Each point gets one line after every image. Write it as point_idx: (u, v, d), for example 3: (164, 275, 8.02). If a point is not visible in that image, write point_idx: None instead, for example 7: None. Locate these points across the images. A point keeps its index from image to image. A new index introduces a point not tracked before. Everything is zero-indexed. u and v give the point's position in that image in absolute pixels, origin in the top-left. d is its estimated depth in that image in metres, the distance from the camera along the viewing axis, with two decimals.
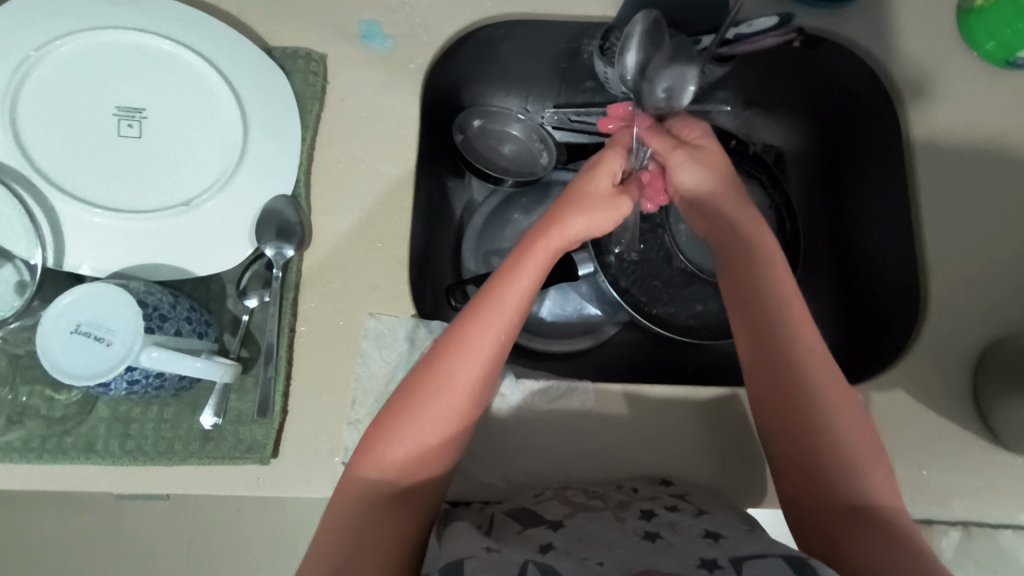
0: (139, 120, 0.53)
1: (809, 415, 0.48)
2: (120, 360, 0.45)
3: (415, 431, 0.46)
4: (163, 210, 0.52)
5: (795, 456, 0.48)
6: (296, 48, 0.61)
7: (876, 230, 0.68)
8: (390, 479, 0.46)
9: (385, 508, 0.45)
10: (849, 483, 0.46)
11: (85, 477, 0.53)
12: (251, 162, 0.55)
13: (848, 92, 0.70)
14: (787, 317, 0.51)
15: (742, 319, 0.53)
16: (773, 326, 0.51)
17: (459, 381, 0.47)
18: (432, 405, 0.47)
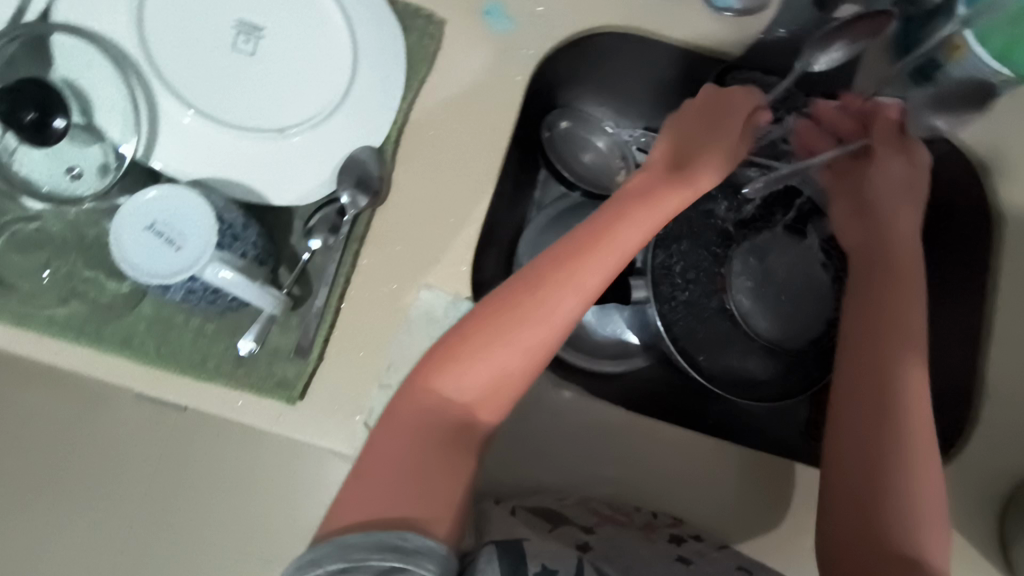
0: (256, 38, 0.52)
1: (897, 437, 0.45)
2: (186, 267, 0.45)
3: (495, 355, 0.44)
4: (258, 132, 0.52)
5: (864, 465, 0.45)
6: (419, 7, 0.61)
7: (934, 339, 0.65)
8: (452, 402, 0.44)
9: (451, 448, 0.42)
10: (905, 534, 0.43)
11: (114, 369, 0.54)
12: (351, 108, 0.55)
13: (944, 200, 0.67)
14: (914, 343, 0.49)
15: (862, 323, 0.51)
16: (884, 361, 0.48)
17: (549, 316, 0.45)
18: (522, 339, 0.44)
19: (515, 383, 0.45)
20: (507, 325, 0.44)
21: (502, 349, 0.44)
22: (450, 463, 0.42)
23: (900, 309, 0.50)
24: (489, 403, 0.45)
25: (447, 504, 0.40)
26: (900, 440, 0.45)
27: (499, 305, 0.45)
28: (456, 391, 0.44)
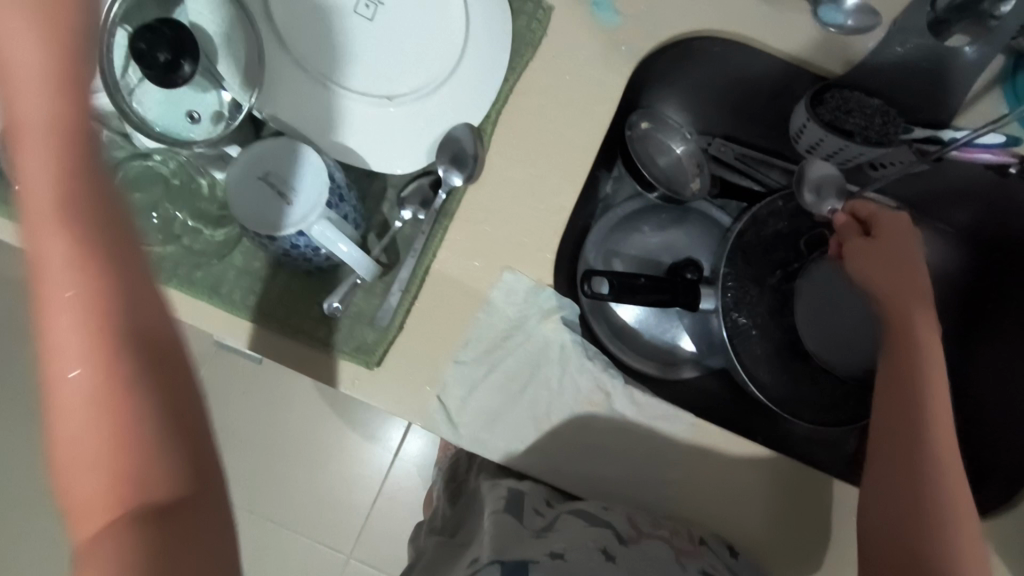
0: (376, 6, 0.53)
1: (933, 499, 0.50)
2: (293, 222, 0.45)
3: (79, 404, 0.32)
4: (363, 97, 0.53)
5: (905, 532, 0.50)
6: None
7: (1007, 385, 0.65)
8: (104, 433, 0.32)
9: (141, 529, 0.31)
10: (938, 554, 0.48)
11: (198, 314, 0.54)
12: (455, 84, 0.55)
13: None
14: (935, 414, 0.53)
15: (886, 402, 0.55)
16: (921, 409, 0.53)
17: (42, 257, 0.32)
18: (66, 318, 0.32)
19: (115, 434, 0.32)
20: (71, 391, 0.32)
21: (69, 410, 0.32)
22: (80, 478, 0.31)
23: (927, 378, 0.54)
24: (102, 462, 0.31)
25: (118, 473, 0.32)
26: (934, 499, 0.50)
27: (167, 380, 0.34)
28: (76, 494, 0.32)
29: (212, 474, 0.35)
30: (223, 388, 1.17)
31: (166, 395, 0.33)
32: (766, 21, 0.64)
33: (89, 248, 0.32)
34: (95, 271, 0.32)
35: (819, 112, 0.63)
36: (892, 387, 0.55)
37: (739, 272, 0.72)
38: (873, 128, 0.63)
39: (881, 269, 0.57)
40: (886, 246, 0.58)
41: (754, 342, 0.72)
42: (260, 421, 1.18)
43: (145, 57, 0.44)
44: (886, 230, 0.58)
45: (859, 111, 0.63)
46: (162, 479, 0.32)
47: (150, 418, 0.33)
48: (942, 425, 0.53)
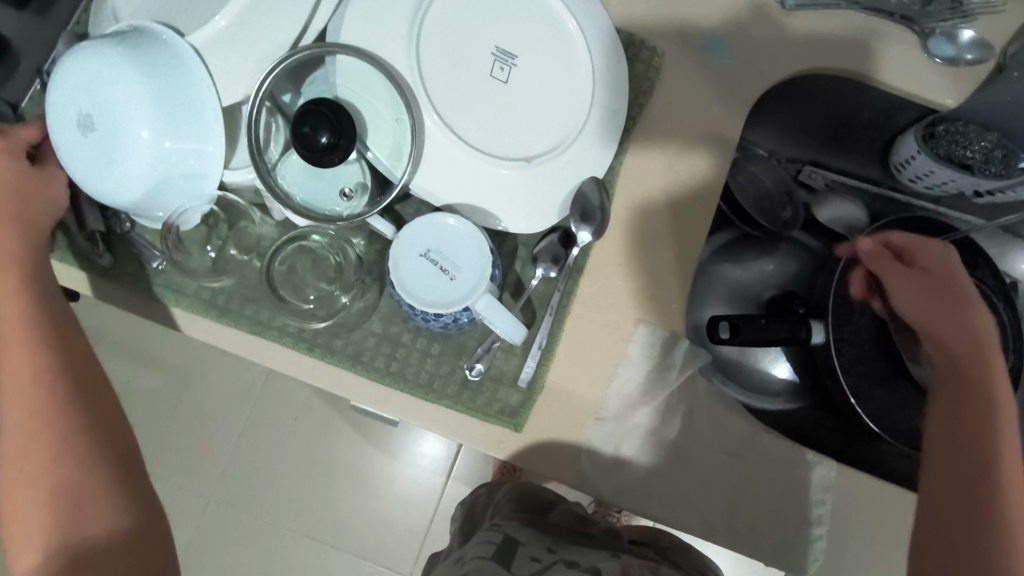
0: (510, 66, 0.52)
1: (991, 530, 0.41)
2: (459, 298, 0.45)
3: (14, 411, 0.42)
4: (506, 161, 0.52)
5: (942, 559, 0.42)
6: (643, 39, 0.61)
7: None
8: (64, 472, 0.41)
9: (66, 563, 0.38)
10: None
11: (343, 383, 0.54)
12: (586, 137, 0.54)
13: None
14: (998, 440, 0.45)
15: (944, 423, 0.47)
16: (991, 442, 0.45)
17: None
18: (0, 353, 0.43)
19: (57, 458, 0.41)
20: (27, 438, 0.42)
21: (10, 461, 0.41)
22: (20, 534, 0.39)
23: (993, 401, 0.47)
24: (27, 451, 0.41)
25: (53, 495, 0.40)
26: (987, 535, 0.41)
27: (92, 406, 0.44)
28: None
29: (141, 488, 0.43)
30: (279, 422, 1.17)
31: (88, 402, 0.44)
32: (880, 55, 0.63)
33: (51, 349, 0.44)
34: (50, 353, 0.44)
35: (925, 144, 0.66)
36: (948, 395, 0.49)
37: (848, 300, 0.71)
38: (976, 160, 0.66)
39: (930, 298, 0.53)
40: (935, 271, 0.55)
41: (870, 377, 0.70)
42: (316, 452, 1.17)
43: (309, 143, 0.45)
44: (924, 253, 0.56)
45: (965, 146, 0.66)
46: (98, 507, 0.40)
47: (63, 418, 0.42)
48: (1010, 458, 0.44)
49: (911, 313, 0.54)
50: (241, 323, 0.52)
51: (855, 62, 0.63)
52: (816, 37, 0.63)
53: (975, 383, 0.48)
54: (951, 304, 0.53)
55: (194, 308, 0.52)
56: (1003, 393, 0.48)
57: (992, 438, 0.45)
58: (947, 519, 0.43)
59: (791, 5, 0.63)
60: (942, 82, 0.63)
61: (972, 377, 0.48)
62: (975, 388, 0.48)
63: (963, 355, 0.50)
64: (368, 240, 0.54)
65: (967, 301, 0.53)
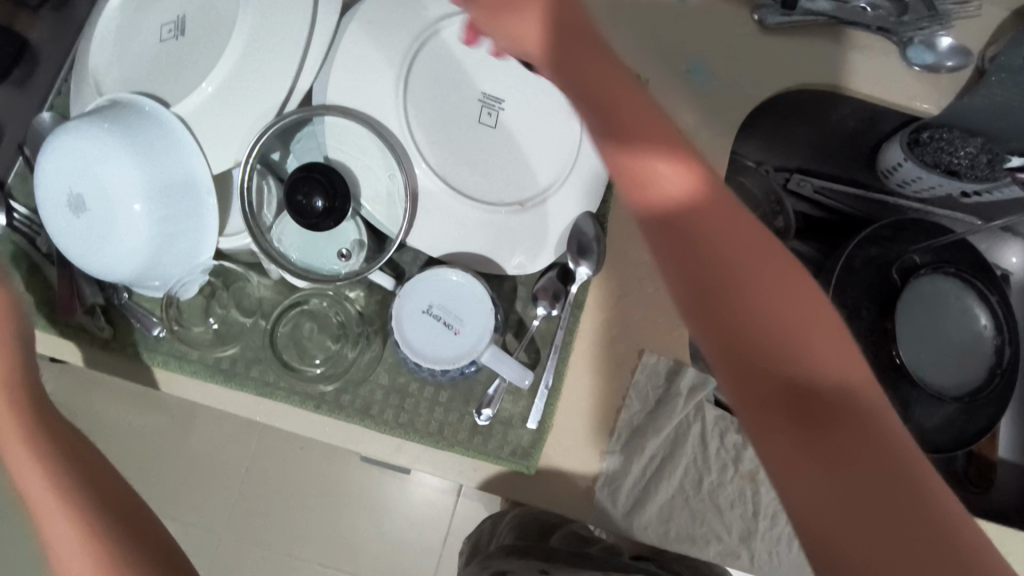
0: (498, 111, 0.53)
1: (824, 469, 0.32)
2: (465, 352, 0.46)
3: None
4: (501, 206, 0.52)
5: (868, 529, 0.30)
6: (626, 67, 0.61)
7: None
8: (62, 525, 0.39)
9: None
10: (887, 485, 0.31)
11: (354, 437, 0.54)
12: (579, 175, 0.53)
13: None
14: (754, 328, 0.35)
15: (716, 345, 0.35)
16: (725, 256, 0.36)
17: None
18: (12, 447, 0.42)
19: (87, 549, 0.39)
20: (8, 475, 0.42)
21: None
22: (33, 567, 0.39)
23: (745, 292, 0.35)
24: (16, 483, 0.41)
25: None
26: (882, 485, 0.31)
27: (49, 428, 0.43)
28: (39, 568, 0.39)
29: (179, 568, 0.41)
30: (285, 455, 1.16)
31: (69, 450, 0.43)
32: (861, 66, 0.64)
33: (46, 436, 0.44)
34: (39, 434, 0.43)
35: (908, 152, 0.67)
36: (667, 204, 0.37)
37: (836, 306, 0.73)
38: (961, 167, 0.67)
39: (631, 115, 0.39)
40: (581, 70, 0.40)
41: None
42: (325, 480, 1.16)
43: (304, 210, 0.45)
44: (613, 97, 0.39)
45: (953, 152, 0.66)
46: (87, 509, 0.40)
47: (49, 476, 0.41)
48: (849, 376, 0.34)
49: (656, 226, 0.38)
50: (246, 386, 0.52)
51: (836, 75, 0.64)
52: (797, 53, 0.64)
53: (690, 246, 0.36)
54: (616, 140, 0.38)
55: (197, 375, 0.52)
56: (726, 257, 0.36)
57: (746, 360, 0.34)
58: (840, 474, 0.31)
59: (770, 24, 0.63)
60: (923, 90, 0.64)
61: (786, 277, 0.36)
62: (699, 274, 0.36)
63: (708, 242, 0.36)
64: (367, 292, 0.54)
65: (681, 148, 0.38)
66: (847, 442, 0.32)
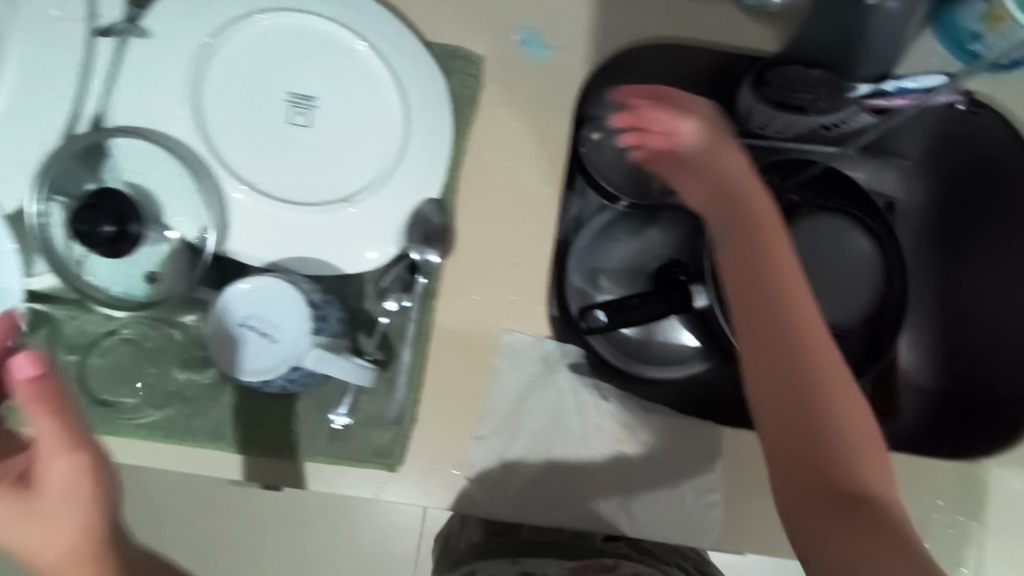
0: (309, 109, 0.51)
1: (832, 448, 0.45)
2: (283, 359, 0.44)
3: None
4: (323, 206, 0.51)
5: (805, 479, 0.45)
6: (455, 46, 0.60)
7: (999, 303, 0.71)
8: None
9: None
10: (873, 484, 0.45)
11: (208, 463, 0.52)
12: (408, 163, 0.53)
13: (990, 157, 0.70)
14: (801, 338, 0.47)
15: (764, 349, 0.47)
16: (789, 339, 0.47)
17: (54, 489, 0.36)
18: None
19: None
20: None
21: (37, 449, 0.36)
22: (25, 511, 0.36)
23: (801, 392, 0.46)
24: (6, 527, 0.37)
25: None
26: (846, 459, 0.45)
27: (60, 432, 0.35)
28: None
29: None
30: None
31: None
32: (696, 19, 0.64)
33: None
34: None
35: (764, 94, 0.64)
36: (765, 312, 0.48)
37: None
38: (807, 96, 0.63)
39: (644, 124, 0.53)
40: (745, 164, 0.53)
41: None
42: None
43: (90, 236, 0.46)
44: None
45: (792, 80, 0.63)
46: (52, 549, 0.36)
47: None
48: (850, 423, 0.46)
49: (643, 150, 0.53)
50: None
51: (674, 29, 0.64)
52: (631, 12, 0.63)
53: (768, 283, 0.49)
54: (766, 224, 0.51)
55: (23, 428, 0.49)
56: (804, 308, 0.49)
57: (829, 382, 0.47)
58: (797, 429, 0.46)
59: None
60: (760, 32, 0.64)
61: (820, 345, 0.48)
62: (778, 313, 0.48)
63: (801, 296, 0.49)
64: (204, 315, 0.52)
65: (663, 99, 0.52)
66: (777, 412, 0.46)
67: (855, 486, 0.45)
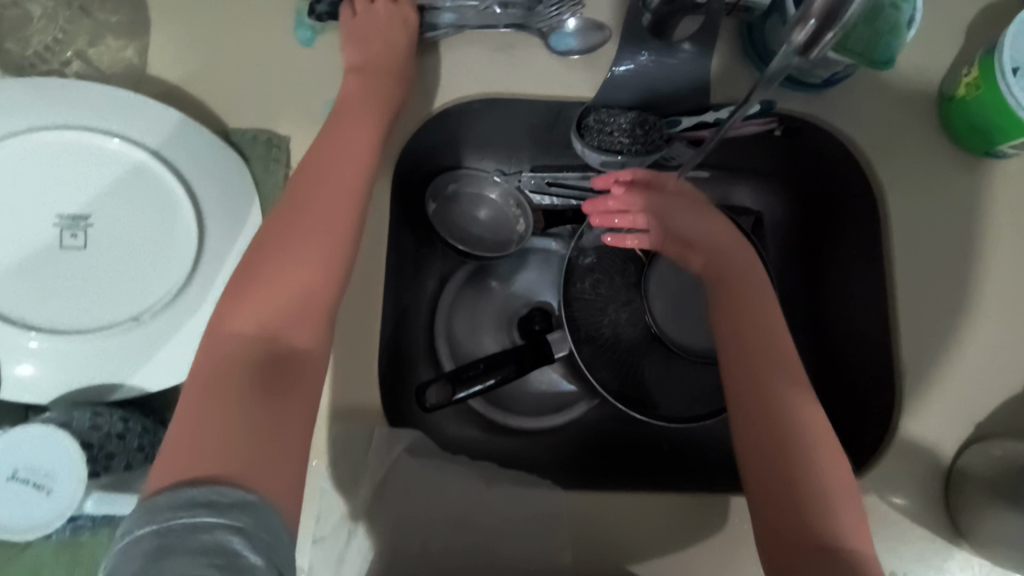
0: (83, 229, 0.49)
1: (827, 500, 0.48)
2: (58, 511, 0.42)
3: (207, 434, 0.39)
4: (112, 327, 0.48)
5: (779, 540, 0.47)
6: (257, 132, 0.58)
7: (857, 306, 0.69)
8: None
9: None
10: (829, 524, 0.47)
11: None
12: (207, 267, 0.51)
13: (822, 160, 0.70)
14: (798, 426, 0.50)
15: (759, 432, 0.51)
16: (779, 405, 0.51)
17: (299, 231, 0.48)
18: None
19: None
20: (262, 249, 0.48)
21: (270, 287, 0.46)
22: (291, 381, 0.44)
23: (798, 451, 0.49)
24: (240, 460, 0.38)
25: None
26: (835, 512, 0.47)
27: (263, 242, 0.48)
28: None
29: None
30: None
31: None
32: (508, 69, 0.63)
33: None
34: None
35: (586, 140, 0.64)
36: (751, 377, 0.53)
37: (579, 305, 0.74)
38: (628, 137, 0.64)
39: (362, 42, 0.58)
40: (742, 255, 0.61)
41: (619, 370, 0.74)
42: None
43: None
44: (338, 124, 0.54)
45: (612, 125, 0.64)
46: (299, 344, 0.46)
47: None
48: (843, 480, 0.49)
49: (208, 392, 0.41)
50: None
51: (487, 82, 0.62)
52: (441, 73, 0.62)
53: (773, 371, 0.53)
54: (764, 308, 0.57)
55: None
56: (797, 385, 0.53)
57: (818, 446, 0.50)
58: (781, 481, 0.49)
59: None
60: (578, 77, 0.63)
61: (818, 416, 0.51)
62: (774, 391, 0.52)
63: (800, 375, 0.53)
64: None
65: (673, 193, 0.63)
66: (784, 472, 0.49)
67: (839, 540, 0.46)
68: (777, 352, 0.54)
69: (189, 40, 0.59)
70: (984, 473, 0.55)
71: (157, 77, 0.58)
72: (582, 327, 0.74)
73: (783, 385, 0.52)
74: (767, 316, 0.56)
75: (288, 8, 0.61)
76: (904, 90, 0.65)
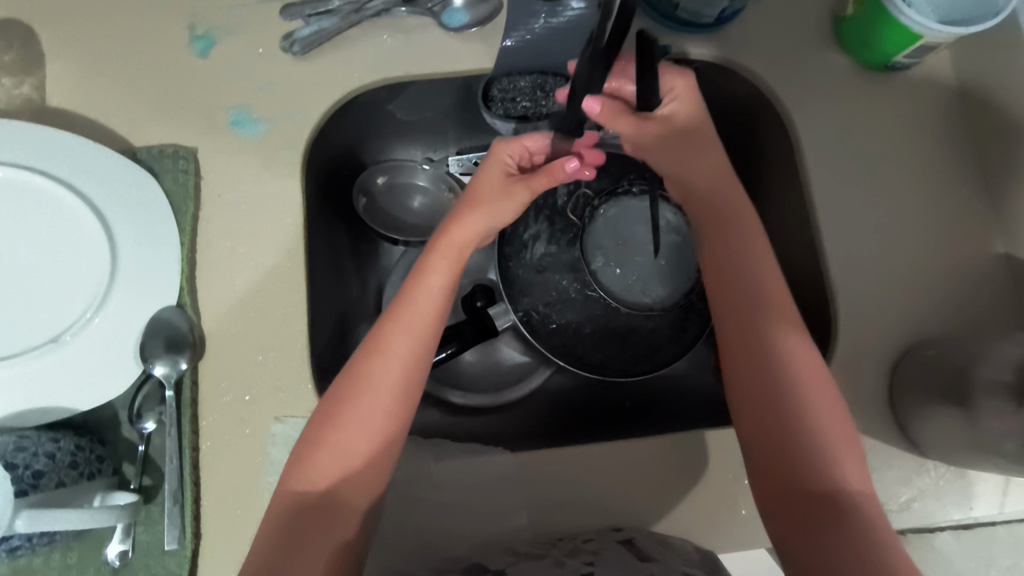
0: None
1: (824, 456, 0.45)
2: None
3: (315, 506, 0.47)
4: (33, 350, 0.51)
5: (779, 498, 0.46)
6: (163, 146, 0.59)
7: (785, 234, 0.68)
8: None
9: None
10: (816, 471, 0.45)
11: None
12: (125, 280, 0.54)
13: (730, 95, 0.69)
14: (782, 362, 0.48)
15: (759, 425, 0.48)
16: (758, 337, 0.50)
17: (353, 447, 0.48)
18: None
19: None
20: (331, 396, 0.50)
21: (354, 395, 0.49)
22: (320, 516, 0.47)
23: (775, 391, 0.47)
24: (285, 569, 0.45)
25: None
26: (829, 473, 0.45)
27: (323, 420, 0.48)
28: None
29: None
30: None
31: None
32: (404, 52, 0.64)
33: None
34: None
35: (493, 111, 0.68)
36: (737, 312, 0.51)
37: (518, 278, 0.74)
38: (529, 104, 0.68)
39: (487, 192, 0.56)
40: (721, 230, 0.54)
41: (572, 335, 0.74)
42: None
43: None
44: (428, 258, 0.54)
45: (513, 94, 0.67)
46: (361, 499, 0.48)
47: None
48: (823, 420, 0.46)
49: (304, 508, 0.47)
50: None
51: (385, 67, 0.64)
52: (338, 65, 0.63)
53: (755, 350, 0.49)
54: (722, 295, 0.52)
55: None
56: (789, 350, 0.49)
57: (796, 381, 0.47)
58: (765, 425, 0.47)
59: (299, 52, 0.63)
60: (473, 50, 0.64)
61: (801, 349, 0.49)
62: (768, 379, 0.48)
63: (792, 353, 0.48)
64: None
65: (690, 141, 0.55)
66: (759, 409, 0.48)
67: (840, 488, 0.44)
68: (760, 323, 0.50)
69: (87, 69, 0.61)
70: (922, 373, 0.55)
71: (64, 111, 0.60)
72: (530, 301, 0.74)
73: (769, 316, 0.50)
74: (756, 287, 0.51)
75: (180, 23, 0.63)
76: (798, 17, 0.65)
